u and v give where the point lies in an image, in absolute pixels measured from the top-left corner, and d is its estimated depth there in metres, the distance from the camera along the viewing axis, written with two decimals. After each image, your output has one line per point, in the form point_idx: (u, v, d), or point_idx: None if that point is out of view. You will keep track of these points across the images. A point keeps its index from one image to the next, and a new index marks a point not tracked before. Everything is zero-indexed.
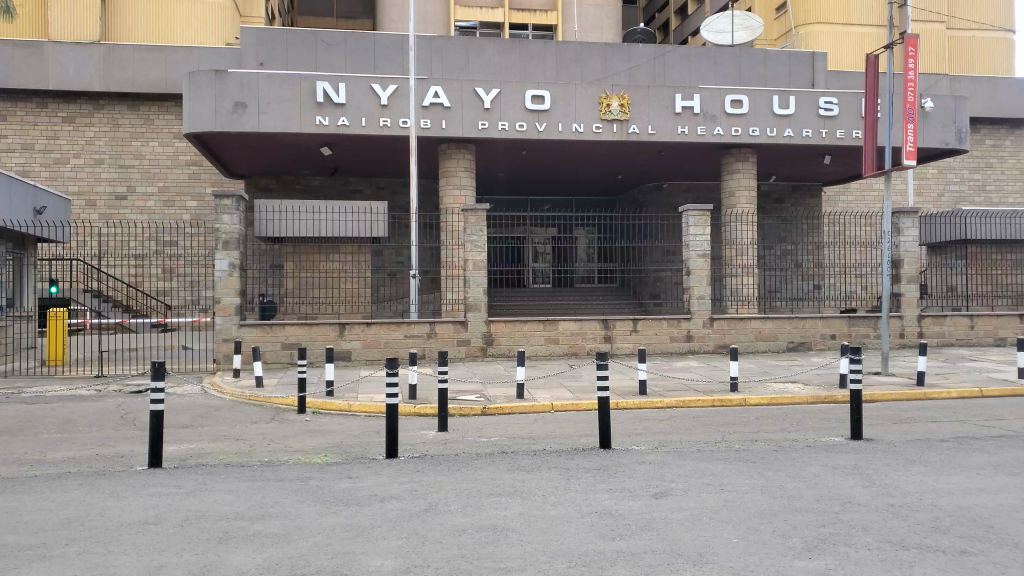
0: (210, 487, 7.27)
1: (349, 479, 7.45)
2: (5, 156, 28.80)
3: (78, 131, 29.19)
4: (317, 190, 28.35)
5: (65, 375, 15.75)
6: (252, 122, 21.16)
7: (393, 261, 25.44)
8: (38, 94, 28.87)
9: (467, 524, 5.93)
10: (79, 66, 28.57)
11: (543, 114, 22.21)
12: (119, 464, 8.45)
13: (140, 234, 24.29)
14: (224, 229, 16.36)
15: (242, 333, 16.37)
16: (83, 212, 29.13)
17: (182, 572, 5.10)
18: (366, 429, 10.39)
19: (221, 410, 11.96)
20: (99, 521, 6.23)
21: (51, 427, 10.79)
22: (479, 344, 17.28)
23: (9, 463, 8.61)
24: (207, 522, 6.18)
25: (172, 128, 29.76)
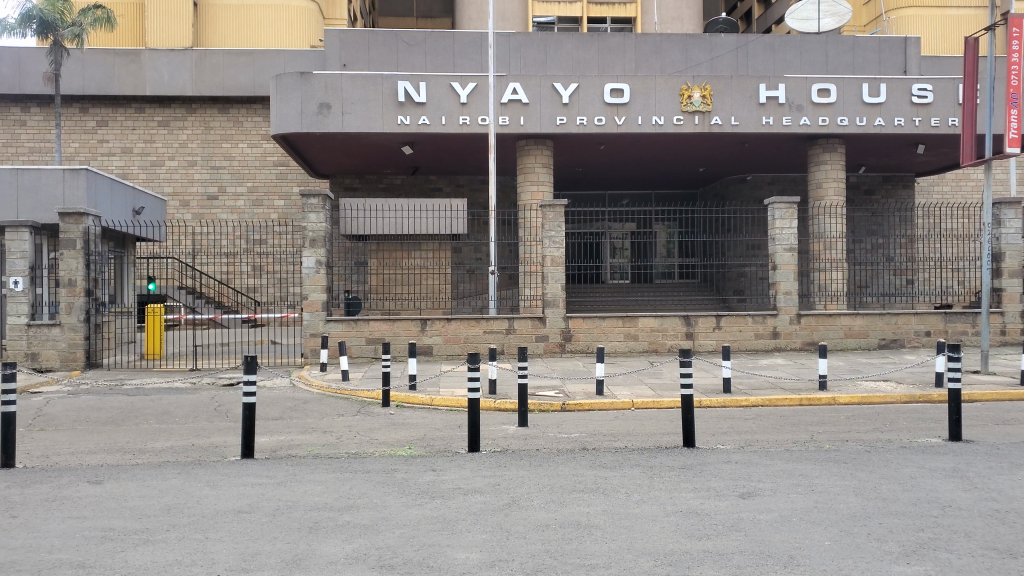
0: (300, 478, 7.48)
1: (433, 473, 7.55)
2: (106, 159, 30.18)
3: (173, 134, 30.37)
4: (398, 188, 28.80)
5: (163, 369, 16.43)
6: (336, 123, 21.67)
7: (473, 258, 25.65)
8: (135, 100, 30.19)
9: (551, 520, 5.94)
10: (173, 72, 29.79)
11: (623, 108, 22.09)
12: (214, 454, 8.78)
13: (231, 233, 25.16)
14: (311, 227, 16.77)
15: (329, 328, 16.80)
16: (177, 212, 30.33)
17: (276, 560, 5.26)
18: (448, 423, 10.50)
19: (308, 403, 12.28)
20: (197, 508, 6.49)
21: (150, 417, 11.28)
22: (558, 341, 17.25)
23: (113, 452, 9.04)
24: (298, 511, 6.36)
25: (260, 130, 30.69)
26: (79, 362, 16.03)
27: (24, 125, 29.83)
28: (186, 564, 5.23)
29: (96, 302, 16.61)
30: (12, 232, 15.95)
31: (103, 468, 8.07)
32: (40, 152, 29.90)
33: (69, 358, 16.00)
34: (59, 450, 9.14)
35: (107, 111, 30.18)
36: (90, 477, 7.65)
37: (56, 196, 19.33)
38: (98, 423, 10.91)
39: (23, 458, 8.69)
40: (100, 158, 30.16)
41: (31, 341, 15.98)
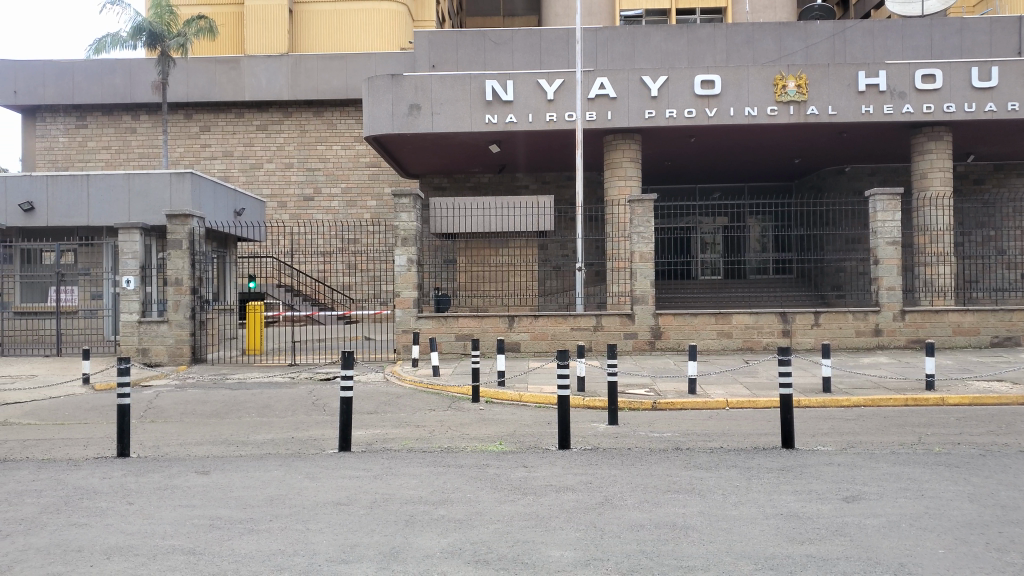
0: (395, 471, 7.63)
1: (525, 469, 7.55)
2: (209, 163, 31.44)
3: (271, 137, 31.43)
4: (487, 186, 29.03)
5: (263, 364, 16.99)
6: (426, 123, 21.99)
7: (561, 254, 25.60)
8: (235, 106, 31.37)
9: (645, 520, 5.86)
10: (270, 77, 30.80)
11: (713, 99, 21.63)
12: (312, 447, 9.04)
13: (325, 233, 25.86)
14: (403, 226, 17.07)
15: (420, 325, 17.06)
16: (275, 213, 31.34)
17: (374, 553, 5.36)
18: (537, 420, 10.48)
19: (401, 398, 12.50)
20: (298, 500, 6.69)
21: (252, 411, 11.70)
22: (648, 338, 17.03)
23: (217, 443, 9.41)
24: (394, 505, 6.47)
25: (353, 131, 31.42)
26: (186, 357, 16.76)
27: (134, 132, 31.35)
28: (288, 554, 5.39)
29: (201, 299, 17.33)
30: (125, 233, 16.81)
31: (209, 459, 8.42)
32: (149, 157, 31.37)
33: (177, 353, 16.74)
34: (169, 441, 9.57)
35: (209, 117, 31.45)
36: (197, 467, 7.98)
37: (164, 199, 20.27)
38: (204, 416, 11.39)
39: (137, 448, 9.13)
40: (204, 163, 31.43)
41: (141, 337, 16.78)
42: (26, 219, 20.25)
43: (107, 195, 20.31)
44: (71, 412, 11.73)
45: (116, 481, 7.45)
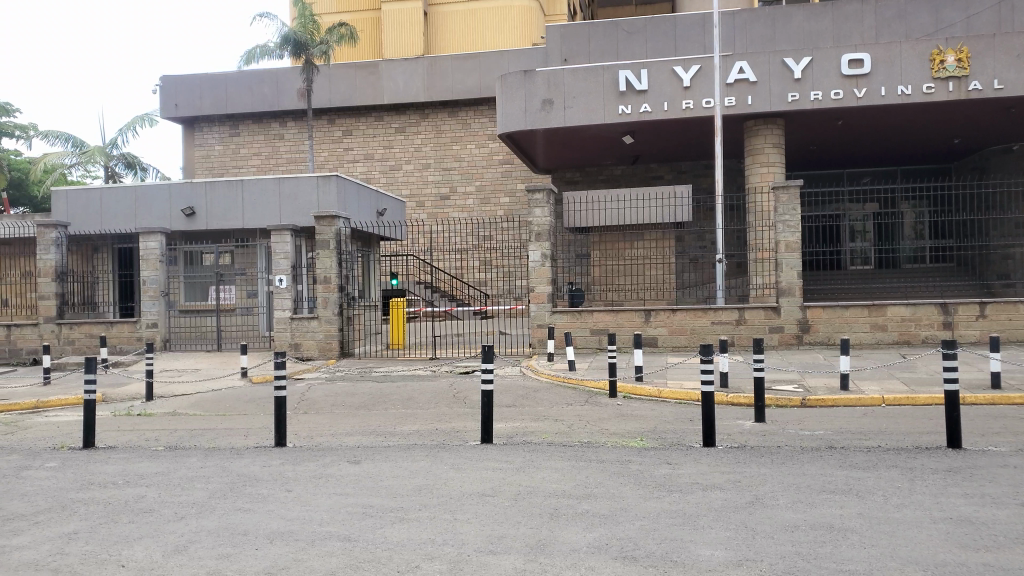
0: (537, 464, 7.66)
1: (669, 466, 7.41)
2: (351, 165, 32.70)
3: (408, 139, 32.34)
4: (620, 178, 28.79)
5: (406, 358, 17.49)
6: (559, 118, 22.01)
7: (698, 246, 25.01)
8: (375, 110, 32.48)
9: (799, 521, 5.62)
10: (408, 80, 31.72)
11: (863, 79, 20.52)
12: (454, 439, 9.23)
13: (462, 230, 26.37)
14: (536, 222, 17.12)
15: (555, 319, 17.06)
16: (414, 212, 32.21)
17: (521, 544, 5.41)
18: (678, 417, 10.26)
19: (539, 392, 12.55)
20: (446, 489, 6.84)
21: (397, 402, 12.08)
22: (794, 332, 16.37)
23: (366, 434, 9.76)
24: (539, 497, 6.50)
25: (487, 130, 31.88)
26: (335, 352, 17.51)
27: (282, 138, 33.00)
28: (438, 543, 5.51)
29: (347, 296, 18.04)
30: (277, 235, 17.75)
31: (358, 449, 8.75)
32: (296, 162, 32.95)
33: (326, 347, 17.52)
34: (321, 431, 10.02)
35: (351, 121, 32.71)
36: (349, 457, 8.31)
37: (312, 201, 21.33)
38: (352, 407, 11.86)
39: (292, 437, 9.61)
40: (346, 165, 32.71)
41: (294, 332, 17.64)
42: (187, 223, 21.73)
43: (260, 198, 21.48)
44: (232, 404, 12.50)
45: (275, 468, 7.86)
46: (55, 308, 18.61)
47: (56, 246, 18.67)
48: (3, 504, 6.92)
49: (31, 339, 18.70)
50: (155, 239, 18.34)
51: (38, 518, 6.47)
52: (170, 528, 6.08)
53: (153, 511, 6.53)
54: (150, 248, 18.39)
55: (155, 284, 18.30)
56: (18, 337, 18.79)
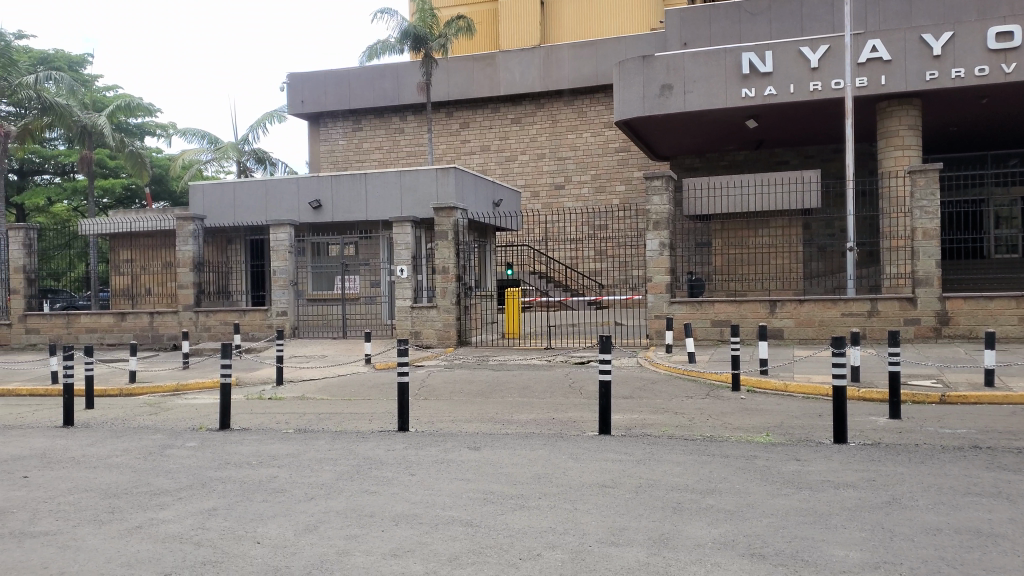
0: (659, 457, 7.53)
1: (798, 462, 7.13)
2: (468, 157, 33.12)
3: (524, 130, 32.45)
4: (742, 164, 27.98)
5: (522, 348, 17.56)
6: (679, 103, 21.54)
7: (825, 235, 23.99)
8: (492, 101, 32.75)
9: (942, 524, 5.28)
10: (524, 70, 31.82)
11: (1011, 53, 19.19)
12: (573, 429, 9.18)
13: (577, 220, 26.27)
14: (654, 210, 16.81)
15: (674, 310, 16.74)
16: (529, 202, 32.30)
17: (644, 537, 5.32)
18: (806, 412, 9.85)
19: (657, 384, 12.36)
20: (565, 479, 6.81)
21: (514, 391, 12.14)
22: (931, 325, 15.49)
23: (484, 421, 9.85)
24: (661, 490, 6.38)
25: (603, 118, 31.59)
26: (453, 340, 17.80)
27: (402, 132, 33.76)
28: (559, 532, 5.50)
29: (465, 286, 18.28)
30: (399, 226, 18.20)
31: (478, 436, 8.84)
32: (415, 155, 33.66)
33: (445, 336, 17.82)
34: (441, 418, 10.18)
35: (468, 113, 33.12)
36: (469, 443, 8.41)
37: (431, 194, 21.64)
38: (471, 395, 12.02)
39: (414, 423, 9.81)
40: (464, 158, 33.15)
41: (414, 321, 18.04)
42: (314, 215, 22.57)
43: (382, 190, 22.02)
44: (357, 389, 12.92)
45: (399, 453, 8.05)
46: (193, 297, 19.72)
47: (194, 238, 19.78)
48: (150, 480, 7.37)
49: (172, 326, 19.91)
50: (284, 230, 19.15)
51: (181, 494, 6.86)
52: (301, 507, 6.32)
53: (285, 491, 6.81)
54: (279, 239, 19.22)
55: (285, 275, 19.11)
56: (161, 324, 20.05)
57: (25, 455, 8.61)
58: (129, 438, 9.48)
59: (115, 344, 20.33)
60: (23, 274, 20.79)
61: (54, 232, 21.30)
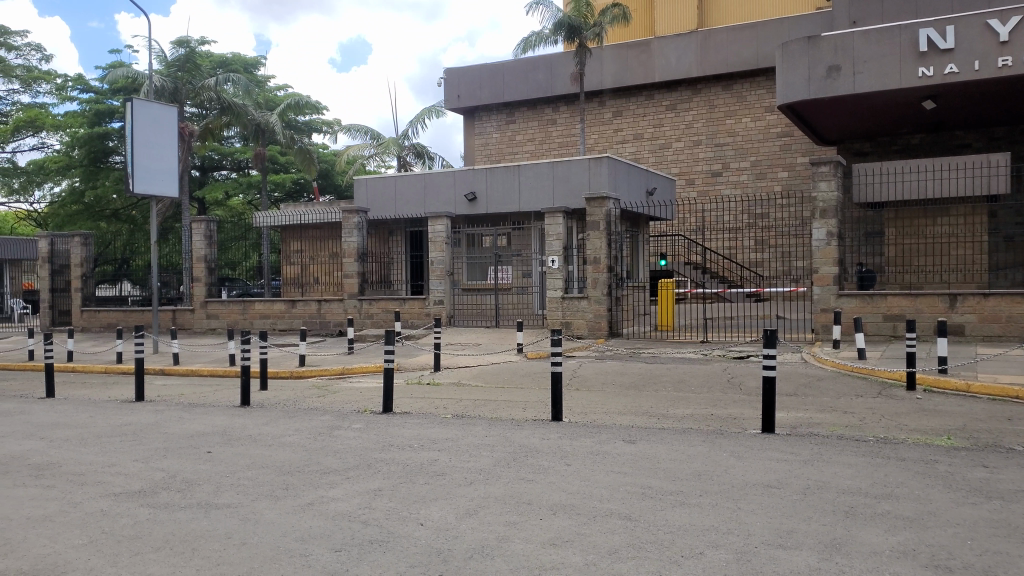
0: (828, 458, 7.14)
1: (987, 469, 6.58)
2: (621, 146, 32.80)
3: (680, 116, 31.76)
4: (917, 148, 26.17)
5: (677, 340, 17.19)
6: (847, 85, 20.41)
7: (1013, 222, 22.04)
8: (646, 88, 32.27)
9: None
10: (680, 56, 31.14)
11: None
12: (733, 426, 8.88)
13: (734, 208, 25.43)
14: (821, 197, 15.98)
15: (841, 303, 15.88)
16: (684, 190, 31.54)
17: (814, 541, 5.06)
18: (996, 415, 9.07)
19: (823, 381, 11.78)
20: (726, 477, 6.59)
21: (669, 385, 11.93)
22: None
23: (640, 415, 9.71)
24: (830, 493, 6.05)
25: (764, 102, 30.44)
26: (605, 331, 17.67)
27: (555, 122, 33.88)
28: (722, 531, 5.33)
29: (617, 277, 18.08)
30: (550, 217, 18.32)
31: (634, 429, 8.72)
32: (567, 145, 33.71)
33: (596, 327, 17.73)
34: (595, 409, 10.14)
35: (622, 102, 32.78)
36: (625, 436, 8.31)
37: (584, 184, 21.57)
38: (624, 386, 11.92)
39: (568, 413, 9.80)
40: (617, 146, 32.86)
41: (565, 311, 18.07)
42: (469, 208, 23.14)
43: (535, 182, 22.19)
44: (511, 377, 13.12)
45: (554, 442, 8.07)
46: (357, 286, 20.71)
47: (358, 230, 20.72)
48: (321, 459, 7.77)
49: (337, 313, 20.97)
50: (441, 222, 19.67)
51: (349, 473, 7.18)
52: (461, 491, 6.46)
53: (445, 475, 6.99)
54: (437, 230, 19.75)
55: (442, 265, 19.64)
56: (327, 311, 21.16)
57: (209, 432, 9.29)
58: (300, 419, 10.04)
59: (286, 330, 21.65)
60: (205, 263, 22.49)
61: (231, 225, 22.85)
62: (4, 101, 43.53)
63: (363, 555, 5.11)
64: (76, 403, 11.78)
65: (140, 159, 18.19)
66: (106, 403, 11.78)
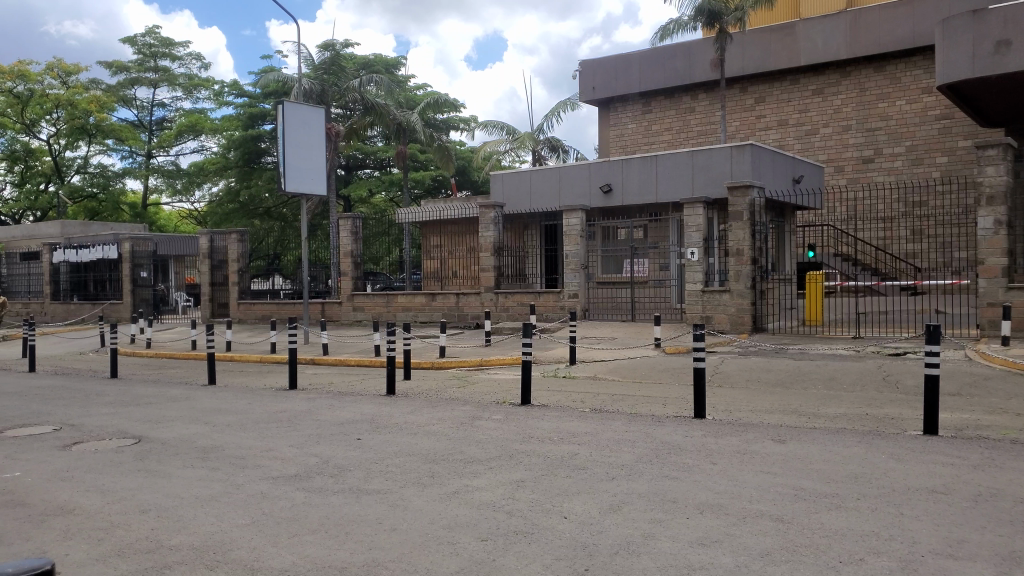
0: (1002, 463, 6.61)
1: None
2: (764, 134, 31.65)
3: (828, 101, 30.32)
4: None
5: (826, 336, 16.41)
6: (1018, 61, 18.83)
7: None
8: (790, 73, 30.98)
9: None
10: (828, 37, 29.72)
11: None
12: (893, 426, 8.37)
13: (887, 196, 24.04)
14: (988, 182, 14.83)
15: (1011, 298, 14.70)
16: (832, 178, 30.10)
17: (991, 554, 4.68)
18: None
19: (992, 380, 10.94)
20: (886, 481, 6.22)
21: (818, 382, 11.42)
22: None
23: (789, 413, 9.33)
24: (1006, 502, 5.60)
25: (921, 83, 28.63)
26: (747, 327, 17.10)
27: (693, 111, 33.09)
28: (884, 537, 5.03)
29: (761, 270, 17.50)
30: (690, 208, 17.92)
31: (784, 428, 8.38)
32: (707, 134, 32.86)
33: (739, 321, 17.22)
34: (739, 406, 9.82)
35: (765, 88, 31.62)
36: (774, 435, 8.00)
37: (726, 172, 20.94)
38: (770, 383, 11.49)
39: (710, 410, 9.55)
40: (759, 134, 31.74)
41: (705, 305, 17.64)
42: (605, 200, 22.98)
43: (674, 172, 21.75)
44: (650, 372, 12.92)
45: (699, 440, 7.87)
46: (494, 280, 21.02)
47: (495, 224, 21.05)
48: (465, 448, 7.91)
49: (475, 306, 21.40)
50: (577, 215, 19.60)
51: (491, 463, 7.27)
52: (605, 486, 6.40)
53: (587, 468, 6.95)
54: (571, 224, 19.69)
55: (577, 258, 19.58)
56: (466, 304, 21.63)
57: (357, 419, 9.65)
58: (444, 408, 10.27)
59: (427, 322, 22.28)
60: (351, 259, 23.46)
61: (374, 222, 23.71)
62: (168, 108, 47.05)
63: (509, 546, 5.14)
64: (236, 390, 12.54)
65: (292, 160, 19.14)
66: (263, 390, 12.44)
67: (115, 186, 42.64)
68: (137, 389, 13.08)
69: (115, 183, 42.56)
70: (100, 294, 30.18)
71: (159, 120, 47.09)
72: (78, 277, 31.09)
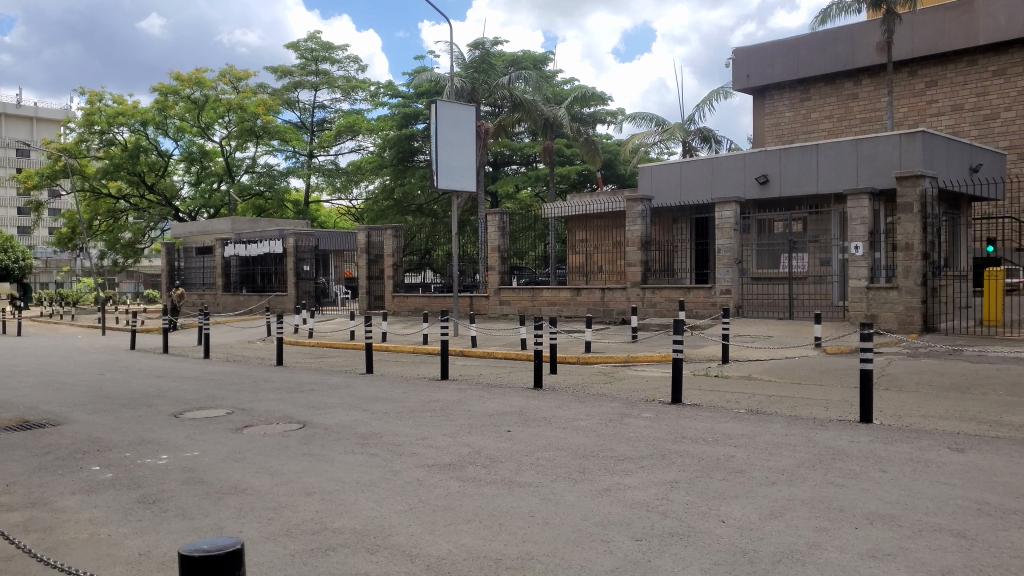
0: None
1: None
2: (936, 120, 29.55)
3: (1011, 82, 27.95)
4: None
5: (1007, 338, 15.14)
6: None
7: None
8: (967, 53, 28.73)
9: None
10: (1012, 13, 27.34)
11: None
12: None
13: None
14: None
15: None
16: (1015, 166, 27.81)
17: None
18: None
19: None
20: None
21: (1000, 387, 10.54)
22: None
23: (968, 420, 8.66)
24: None
25: None
26: (917, 326, 16.04)
27: (856, 97, 31.26)
28: None
29: (933, 266, 16.36)
30: (854, 200, 16.99)
31: (963, 435, 7.78)
32: (870, 121, 31.01)
33: (907, 321, 16.17)
34: (911, 411, 9.20)
35: (936, 70, 29.46)
36: (952, 443, 7.44)
37: (895, 161, 19.67)
38: (944, 388, 10.70)
39: (878, 415, 9.00)
40: (930, 120, 29.67)
41: (871, 303, 16.66)
42: (761, 191, 22.18)
43: (836, 162, 20.67)
44: (808, 372, 12.36)
45: (866, 446, 7.43)
46: (641, 274, 20.75)
47: (642, 218, 20.76)
48: (615, 445, 7.82)
49: (621, 301, 21.19)
50: (730, 208, 18.99)
51: (643, 462, 7.15)
52: (764, 491, 6.14)
53: (744, 472, 6.69)
54: (724, 217, 19.10)
55: (730, 253, 18.99)
56: (611, 299, 21.47)
57: (508, 411, 9.77)
58: (593, 403, 10.23)
59: (572, 317, 22.27)
60: (498, 253, 23.78)
61: (521, 216, 23.92)
62: (328, 109, 49.46)
63: (664, 547, 5.03)
64: (392, 380, 12.99)
65: (443, 158, 19.65)
66: (417, 381, 12.82)
67: (280, 185, 45.25)
68: (300, 376, 13.78)
69: (280, 182, 45.21)
70: (267, 286, 32.11)
71: (320, 121, 49.55)
72: (247, 270, 33.21)
